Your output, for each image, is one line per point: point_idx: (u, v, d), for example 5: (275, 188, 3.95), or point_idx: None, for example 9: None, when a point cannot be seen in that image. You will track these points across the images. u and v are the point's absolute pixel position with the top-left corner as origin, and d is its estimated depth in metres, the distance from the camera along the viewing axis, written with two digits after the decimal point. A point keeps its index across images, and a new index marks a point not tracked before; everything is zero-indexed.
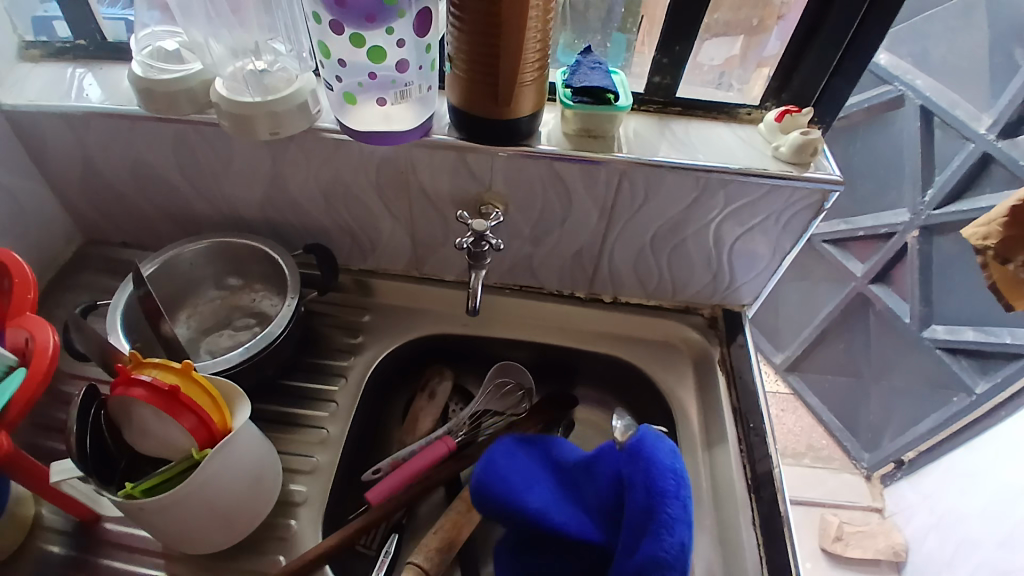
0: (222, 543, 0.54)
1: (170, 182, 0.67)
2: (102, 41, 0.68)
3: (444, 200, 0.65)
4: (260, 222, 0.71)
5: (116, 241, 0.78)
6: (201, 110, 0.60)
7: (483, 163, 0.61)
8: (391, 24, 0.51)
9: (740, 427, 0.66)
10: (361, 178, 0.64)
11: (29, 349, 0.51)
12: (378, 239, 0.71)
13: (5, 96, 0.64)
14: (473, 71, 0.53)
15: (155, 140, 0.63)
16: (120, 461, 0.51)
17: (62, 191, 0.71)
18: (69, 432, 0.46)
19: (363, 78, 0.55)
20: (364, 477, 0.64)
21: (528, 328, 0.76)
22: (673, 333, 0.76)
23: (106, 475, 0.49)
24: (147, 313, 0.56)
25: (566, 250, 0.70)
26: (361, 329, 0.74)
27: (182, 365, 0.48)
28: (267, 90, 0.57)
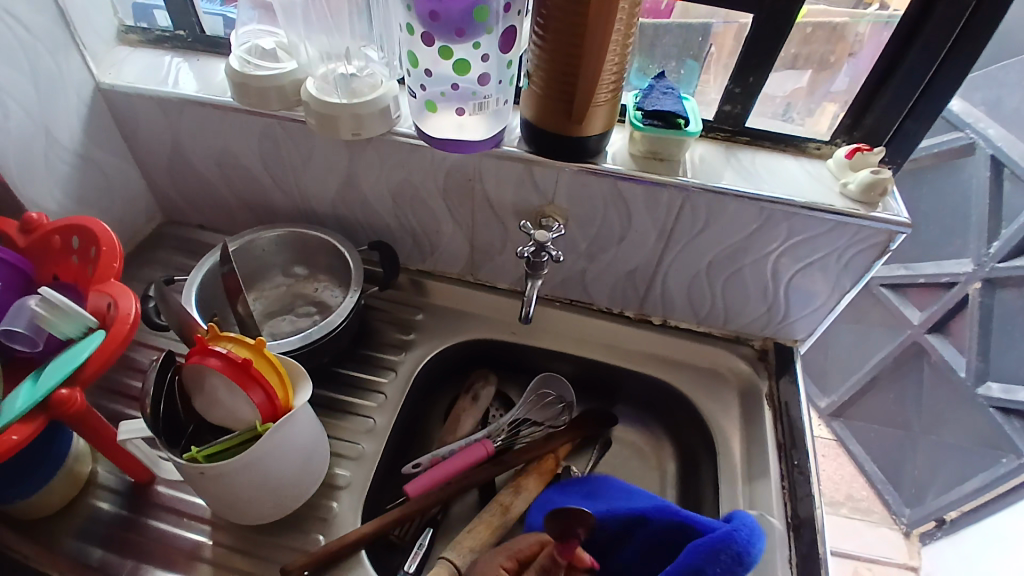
0: (269, 516, 0.56)
1: (252, 170, 0.71)
2: (200, 34, 0.73)
3: (506, 210, 0.67)
4: (329, 216, 0.74)
5: (193, 223, 0.82)
6: (290, 108, 0.64)
7: (548, 177, 0.62)
8: (478, 39, 0.53)
9: (784, 463, 0.66)
10: (430, 182, 0.66)
11: (110, 314, 0.53)
12: (438, 242, 0.74)
13: (105, 77, 0.69)
14: (552, 88, 0.56)
15: (244, 130, 0.67)
16: (188, 427, 0.53)
17: (149, 170, 0.76)
18: (145, 393, 0.49)
19: (445, 89, 0.57)
20: (404, 470, 0.66)
21: (573, 342, 0.77)
22: (721, 362, 0.75)
23: (173, 439, 0.52)
24: (228, 290, 0.59)
25: (620, 269, 0.71)
26: (414, 326, 0.76)
27: (256, 342, 0.51)
28: (353, 93, 0.60)
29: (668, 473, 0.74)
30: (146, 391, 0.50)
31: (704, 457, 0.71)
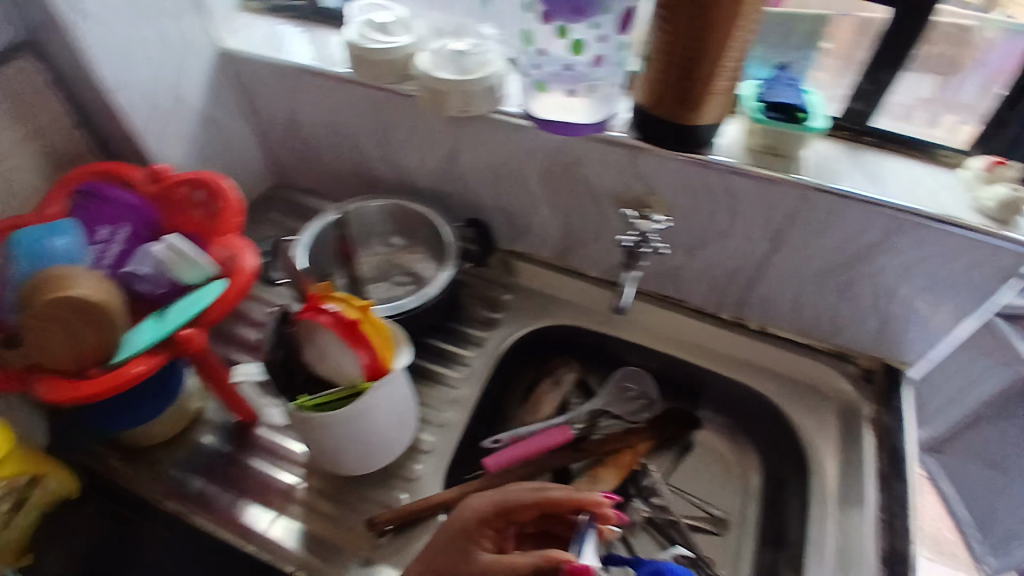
0: (362, 470, 0.60)
1: (359, 141, 0.74)
2: (316, 6, 0.76)
3: (607, 196, 0.66)
4: (428, 190, 0.76)
5: (301, 188, 0.86)
6: (400, 82, 0.65)
7: (656, 167, 0.61)
8: (597, 19, 0.52)
9: (885, 495, 0.61)
10: (530, 163, 0.66)
11: (231, 265, 0.57)
12: (532, 223, 0.73)
13: (227, 42, 0.72)
14: (667, 74, 0.54)
15: (354, 101, 0.69)
16: (297, 378, 0.57)
17: (264, 135, 0.80)
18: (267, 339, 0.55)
19: (558, 69, 0.56)
20: (484, 444, 0.68)
21: (660, 339, 0.75)
22: (818, 375, 0.71)
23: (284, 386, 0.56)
24: None
25: (720, 267, 0.68)
26: (501, 305, 0.78)
27: (364, 304, 0.53)
28: (464, 70, 0.60)
29: (751, 487, 0.71)
30: (268, 339, 0.55)
31: (792, 474, 0.68)
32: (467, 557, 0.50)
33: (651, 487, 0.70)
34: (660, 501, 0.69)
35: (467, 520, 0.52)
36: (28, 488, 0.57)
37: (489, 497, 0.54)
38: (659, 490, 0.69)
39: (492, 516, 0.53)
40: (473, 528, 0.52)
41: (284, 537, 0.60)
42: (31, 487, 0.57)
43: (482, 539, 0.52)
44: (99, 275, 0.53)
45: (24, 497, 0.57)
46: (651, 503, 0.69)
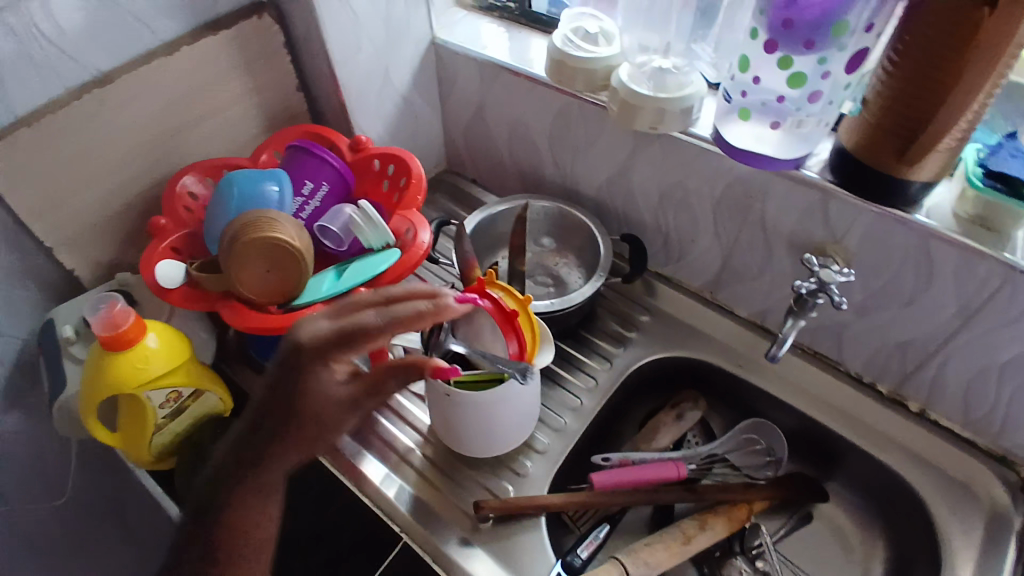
0: (478, 453, 0.62)
1: (536, 141, 0.76)
2: (527, 9, 0.78)
3: (780, 237, 0.63)
4: (591, 199, 0.76)
5: (469, 176, 0.90)
6: (593, 91, 0.66)
7: (844, 215, 0.58)
8: (827, 54, 0.50)
9: None
10: (705, 190, 0.65)
11: (407, 238, 0.61)
12: (690, 250, 0.72)
13: (439, 33, 0.77)
14: (888, 121, 0.51)
15: (544, 104, 0.71)
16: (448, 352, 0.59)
17: (449, 121, 0.84)
18: None
19: (768, 99, 0.55)
20: (594, 459, 0.67)
21: (799, 396, 0.71)
22: (977, 479, 0.64)
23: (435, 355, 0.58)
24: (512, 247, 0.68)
25: (890, 336, 0.63)
26: (636, 325, 0.76)
27: (524, 298, 0.55)
28: (662, 86, 0.60)
29: None
30: None
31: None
32: (314, 381, 0.45)
33: (760, 550, 0.66)
34: (766, 566, 0.65)
35: (315, 346, 0.45)
36: (189, 400, 0.59)
37: (331, 320, 0.47)
38: (768, 555, 0.65)
39: (340, 345, 0.46)
40: (310, 342, 0.46)
41: (395, 497, 0.63)
42: (192, 400, 0.59)
43: (331, 362, 0.46)
44: (295, 224, 0.58)
45: (184, 408, 0.59)
46: (755, 566, 0.65)
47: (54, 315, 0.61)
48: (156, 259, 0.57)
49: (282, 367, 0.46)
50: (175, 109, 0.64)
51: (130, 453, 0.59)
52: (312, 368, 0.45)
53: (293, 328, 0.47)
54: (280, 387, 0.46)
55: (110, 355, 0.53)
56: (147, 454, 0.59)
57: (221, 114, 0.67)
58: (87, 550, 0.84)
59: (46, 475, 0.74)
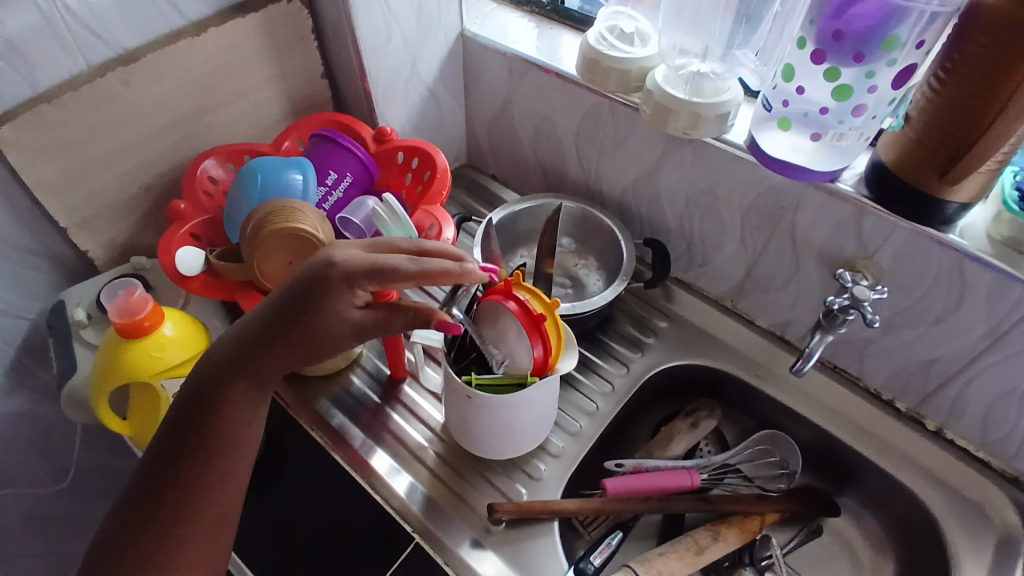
0: (494, 455, 0.61)
1: (562, 139, 0.75)
2: (559, 5, 0.77)
3: (809, 250, 0.62)
4: (614, 201, 0.75)
5: (489, 172, 0.88)
6: (625, 92, 0.65)
7: (879, 231, 0.57)
8: (876, 68, 0.50)
9: None
10: (735, 198, 0.64)
11: (431, 235, 0.61)
12: (713, 258, 0.71)
13: (469, 25, 0.75)
14: (931, 140, 0.49)
15: (573, 102, 0.70)
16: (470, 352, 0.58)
17: (473, 115, 0.83)
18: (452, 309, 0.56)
19: (811, 110, 0.54)
20: (607, 464, 0.66)
21: (817, 409, 0.70)
22: (993, 502, 0.63)
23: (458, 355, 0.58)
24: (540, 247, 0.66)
25: (914, 355, 0.63)
26: (654, 330, 0.76)
27: (551, 301, 0.53)
28: (697, 90, 0.59)
29: None
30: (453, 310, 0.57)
31: None
32: (333, 302, 0.45)
33: (769, 564, 0.64)
34: None
35: (345, 270, 0.45)
36: None
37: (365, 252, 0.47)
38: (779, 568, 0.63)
39: (369, 277, 0.45)
40: (339, 268, 0.45)
41: (405, 493, 0.62)
42: None
43: (350, 288, 0.45)
44: (317, 215, 0.56)
45: None
46: None
47: (65, 297, 0.60)
48: (176, 244, 0.56)
49: (302, 278, 0.45)
50: (199, 91, 0.62)
51: (141, 443, 0.57)
52: (332, 291, 0.45)
53: (330, 250, 0.47)
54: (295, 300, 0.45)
55: (126, 341, 0.52)
56: None
57: (244, 98, 0.66)
58: (88, 531, 0.83)
59: (52, 455, 0.73)
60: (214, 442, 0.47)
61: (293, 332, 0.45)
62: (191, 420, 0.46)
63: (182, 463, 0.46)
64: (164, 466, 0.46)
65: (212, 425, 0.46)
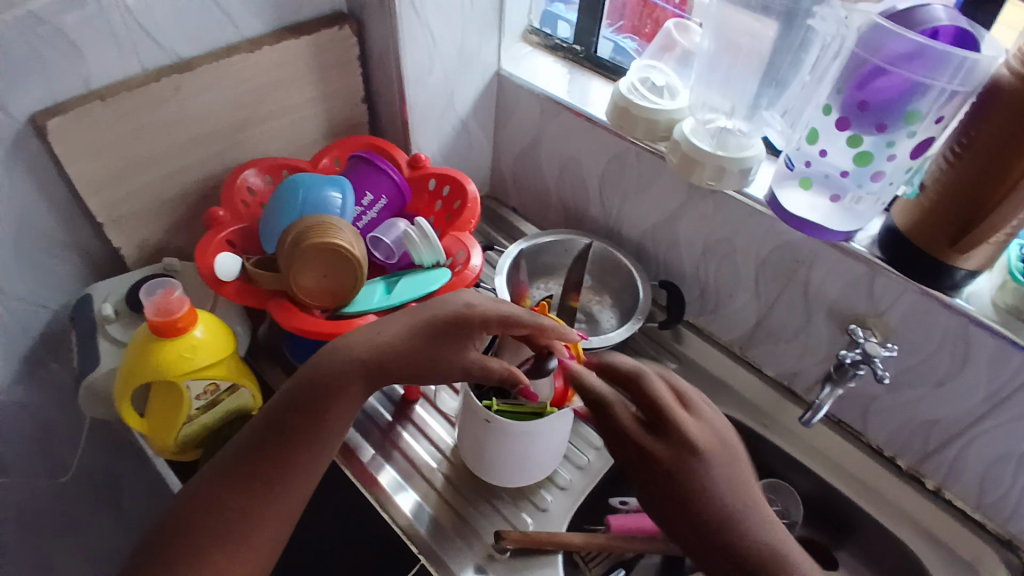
0: (503, 482, 0.61)
1: (586, 180, 0.78)
2: (592, 54, 0.81)
3: (820, 303, 0.65)
4: (633, 242, 0.78)
5: (510, 205, 0.91)
6: (652, 140, 0.68)
7: (890, 291, 0.59)
8: (896, 138, 0.53)
9: None
10: (752, 248, 0.67)
11: (458, 261, 0.62)
12: (725, 305, 0.74)
13: (505, 65, 0.79)
14: (944, 209, 0.52)
15: (601, 145, 0.73)
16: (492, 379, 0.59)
17: (499, 149, 0.86)
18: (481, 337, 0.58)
19: (832, 172, 0.58)
20: (613, 500, 0.67)
21: (819, 460, 0.71)
22: (989, 565, 0.64)
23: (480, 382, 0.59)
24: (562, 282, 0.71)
25: (917, 413, 0.64)
26: (663, 372, 0.77)
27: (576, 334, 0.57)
28: (723, 144, 0.62)
29: None
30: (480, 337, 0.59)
31: None
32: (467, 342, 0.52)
33: None
34: None
35: (484, 315, 0.52)
36: (224, 394, 0.58)
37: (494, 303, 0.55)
38: None
39: (499, 325, 0.52)
40: (484, 314, 0.52)
41: (410, 513, 0.62)
42: (228, 393, 0.58)
43: (482, 334, 0.52)
44: (356, 235, 0.58)
45: (218, 400, 0.58)
46: None
47: (92, 291, 0.61)
48: (213, 251, 0.58)
49: (447, 314, 0.52)
50: (246, 105, 0.64)
51: (155, 442, 0.57)
52: (471, 332, 0.51)
53: (464, 294, 0.54)
54: (437, 331, 0.51)
55: (158, 340, 0.53)
56: (173, 444, 0.57)
57: (286, 115, 0.68)
58: (75, 533, 0.81)
59: (53, 451, 0.72)
60: (325, 419, 0.48)
61: (426, 354, 0.50)
62: (298, 406, 0.48)
63: (279, 445, 0.47)
64: (262, 442, 0.47)
65: (320, 419, 0.48)
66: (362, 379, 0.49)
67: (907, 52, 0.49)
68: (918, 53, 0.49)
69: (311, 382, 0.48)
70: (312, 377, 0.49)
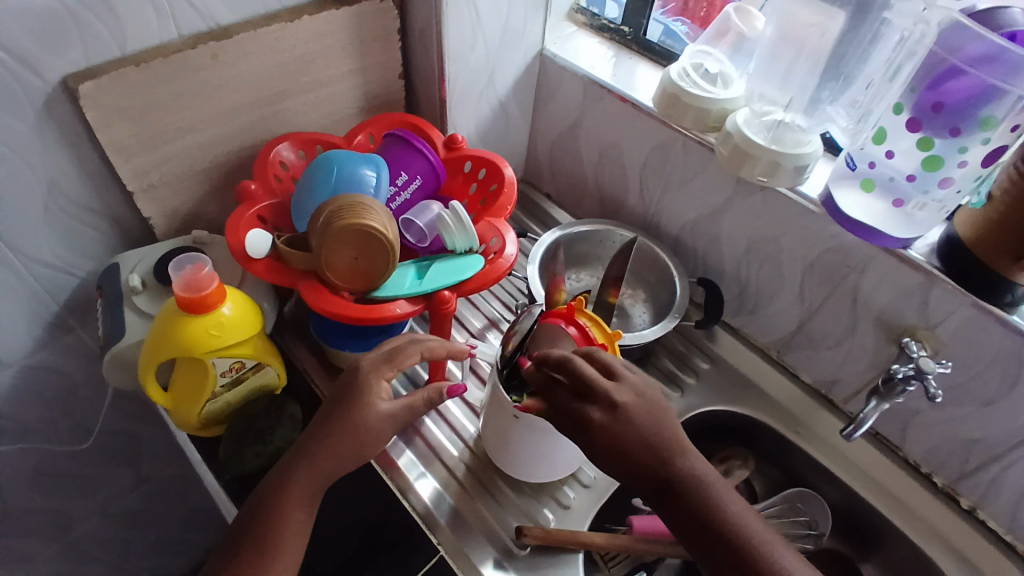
0: (525, 475, 0.60)
1: (627, 169, 0.75)
2: (641, 37, 0.77)
3: (868, 311, 0.62)
4: (671, 236, 0.75)
5: (544, 190, 0.88)
6: (701, 131, 0.65)
7: (944, 304, 0.56)
8: (969, 143, 0.50)
9: None
10: (798, 250, 0.64)
11: (492, 248, 0.60)
12: (764, 306, 0.71)
13: (549, 45, 0.76)
14: (1012, 219, 0.49)
15: (645, 134, 0.70)
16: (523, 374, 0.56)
17: (537, 133, 0.83)
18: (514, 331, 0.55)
19: (897, 176, 0.54)
20: (637, 501, 0.65)
21: (852, 472, 0.68)
22: None
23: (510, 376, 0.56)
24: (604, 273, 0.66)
25: (963, 432, 0.61)
26: (694, 371, 0.75)
27: (613, 332, 0.52)
28: (777, 138, 0.59)
29: None
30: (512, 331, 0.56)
31: None
32: (371, 395, 0.51)
33: None
34: None
35: (369, 360, 0.53)
36: (249, 372, 0.57)
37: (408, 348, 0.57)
38: None
39: (387, 363, 0.53)
40: (370, 368, 0.53)
41: (430, 498, 0.61)
42: (253, 371, 0.57)
43: (381, 382, 0.53)
44: (392, 223, 0.56)
45: (243, 378, 0.57)
46: None
47: (122, 260, 0.60)
48: (245, 225, 0.57)
49: (341, 388, 0.52)
50: (283, 76, 0.62)
51: (179, 417, 0.57)
52: (367, 383, 0.52)
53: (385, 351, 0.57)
54: (341, 402, 0.52)
55: (185, 316, 0.52)
56: (198, 420, 0.57)
57: (322, 88, 0.66)
58: (97, 493, 0.82)
59: (78, 414, 0.73)
60: (280, 501, 0.47)
61: (341, 413, 0.50)
62: (270, 506, 0.47)
63: (258, 538, 0.46)
64: (241, 550, 0.46)
65: (277, 509, 0.47)
66: (306, 467, 0.49)
67: (986, 53, 0.46)
68: (998, 55, 0.46)
69: (292, 462, 0.49)
70: (272, 476, 0.49)
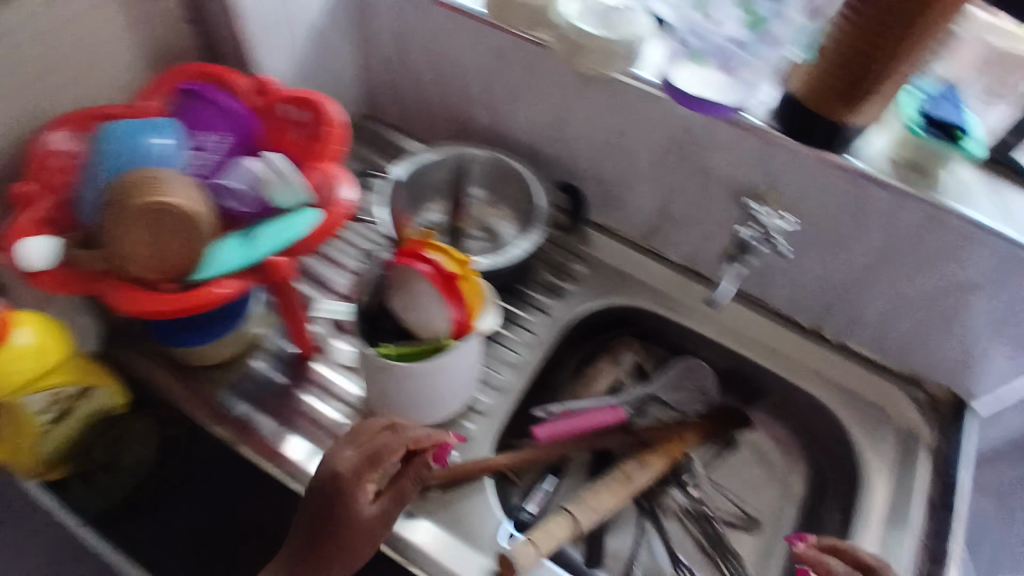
0: (420, 419, 0.59)
1: (466, 81, 0.70)
2: None
3: (719, 185, 0.62)
4: (526, 144, 0.72)
5: (389, 118, 0.82)
6: (532, 28, 0.60)
7: (787, 162, 0.57)
8: None
9: (933, 521, 0.61)
10: (647, 137, 0.62)
11: (324, 197, 0.56)
12: (628, 198, 0.70)
13: None
14: (835, 65, 0.49)
15: (475, 39, 0.65)
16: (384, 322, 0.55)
17: (364, 56, 0.75)
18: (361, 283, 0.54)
19: (720, 41, 0.54)
20: (535, 412, 0.67)
21: (733, 335, 0.73)
22: (890, 403, 0.69)
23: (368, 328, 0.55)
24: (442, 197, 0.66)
25: (818, 279, 0.65)
26: (574, 276, 0.75)
27: (463, 260, 0.52)
28: (608, 23, 0.56)
29: (791, 490, 0.72)
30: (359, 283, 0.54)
31: (837, 491, 0.68)
32: (347, 501, 0.49)
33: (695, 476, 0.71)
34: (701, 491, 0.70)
35: (347, 471, 0.49)
36: (75, 400, 0.55)
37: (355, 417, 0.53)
38: None
39: (370, 465, 0.50)
40: (348, 471, 0.49)
41: (320, 472, 0.58)
42: (79, 398, 0.55)
43: (365, 485, 0.50)
44: (202, 194, 0.50)
45: (69, 409, 0.55)
46: (689, 493, 0.70)
47: None
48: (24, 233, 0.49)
49: (318, 500, 0.49)
50: (32, 49, 0.52)
51: (15, 464, 0.54)
52: (346, 492, 0.48)
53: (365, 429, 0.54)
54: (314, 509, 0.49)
55: None
56: (35, 461, 0.54)
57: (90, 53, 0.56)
58: None
59: None
60: None
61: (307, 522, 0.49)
62: None
63: None
64: None
65: None
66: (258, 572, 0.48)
67: None
68: None
69: None
70: None
